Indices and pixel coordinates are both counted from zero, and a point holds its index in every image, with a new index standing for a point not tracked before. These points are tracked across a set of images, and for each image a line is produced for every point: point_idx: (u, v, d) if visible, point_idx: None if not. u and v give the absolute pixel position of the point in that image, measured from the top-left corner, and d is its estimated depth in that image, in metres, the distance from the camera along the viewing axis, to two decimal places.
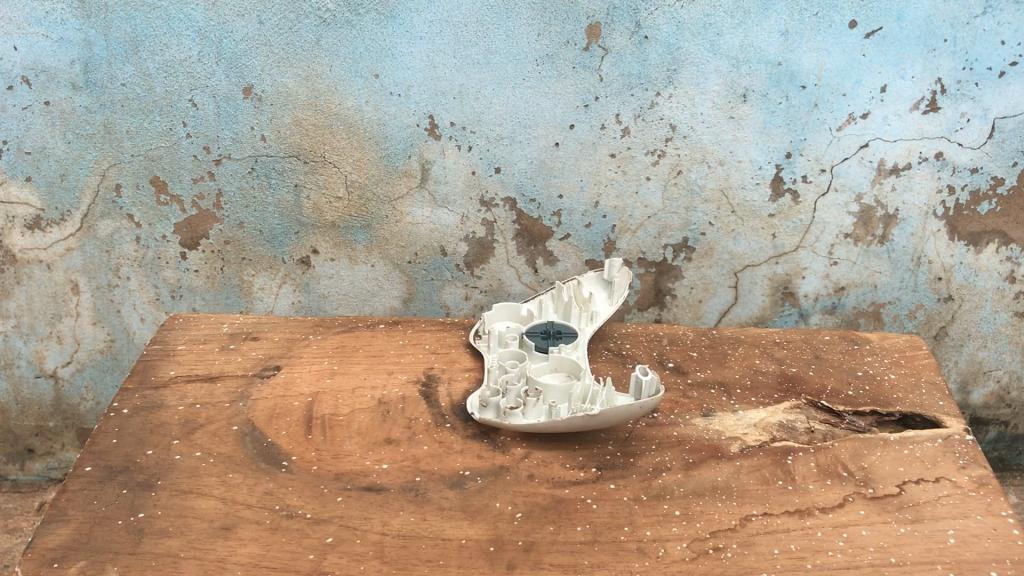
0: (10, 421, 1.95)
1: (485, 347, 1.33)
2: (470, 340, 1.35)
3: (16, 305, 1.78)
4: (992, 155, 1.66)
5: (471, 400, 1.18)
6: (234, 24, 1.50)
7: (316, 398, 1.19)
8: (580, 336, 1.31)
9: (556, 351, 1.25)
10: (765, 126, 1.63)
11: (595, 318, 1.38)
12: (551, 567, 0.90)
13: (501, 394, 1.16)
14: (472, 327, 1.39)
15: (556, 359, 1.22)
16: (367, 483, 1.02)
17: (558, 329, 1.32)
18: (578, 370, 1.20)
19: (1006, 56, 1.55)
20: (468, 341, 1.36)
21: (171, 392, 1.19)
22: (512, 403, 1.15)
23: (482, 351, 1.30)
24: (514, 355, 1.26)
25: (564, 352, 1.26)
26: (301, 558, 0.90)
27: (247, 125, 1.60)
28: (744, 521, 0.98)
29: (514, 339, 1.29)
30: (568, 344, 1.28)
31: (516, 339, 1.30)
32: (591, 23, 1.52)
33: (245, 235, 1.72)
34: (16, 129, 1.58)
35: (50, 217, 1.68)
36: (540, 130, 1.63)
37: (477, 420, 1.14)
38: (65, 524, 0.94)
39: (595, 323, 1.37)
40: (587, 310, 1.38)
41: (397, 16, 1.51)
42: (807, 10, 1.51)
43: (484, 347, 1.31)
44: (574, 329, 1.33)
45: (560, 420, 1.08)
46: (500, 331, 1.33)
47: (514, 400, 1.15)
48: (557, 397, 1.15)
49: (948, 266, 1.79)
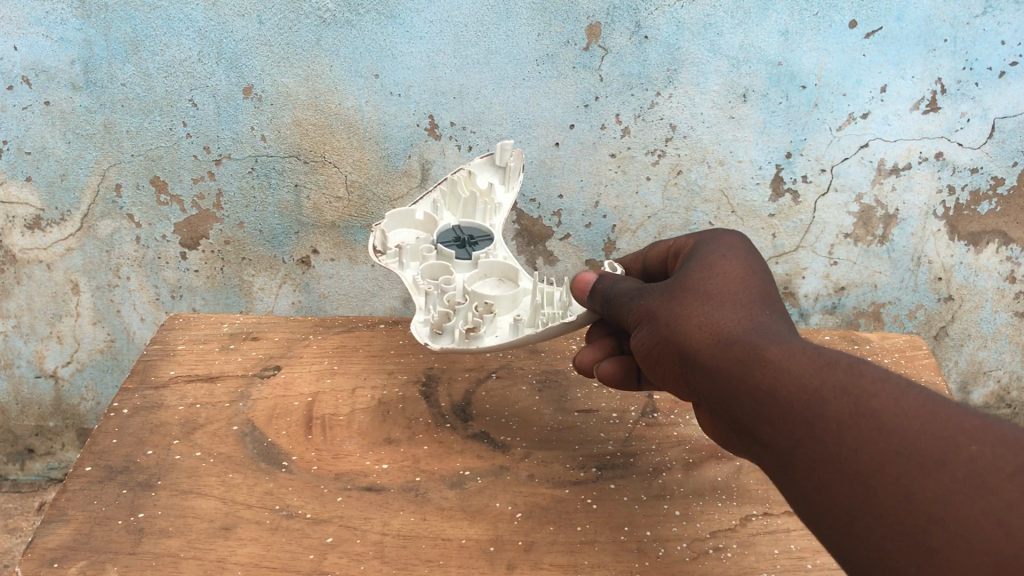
0: (10, 421, 1.95)
1: (397, 265, 1.18)
2: (374, 259, 1.18)
3: (16, 305, 1.77)
4: (992, 155, 1.66)
5: (418, 330, 1.04)
6: (234, 24, 1.49)
7: (315, 397, 1.18)
8: (495, 235, 1.20)
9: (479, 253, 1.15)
10: (765, 126, 1.63)
11: (500, 208, 1.25)
12: (551, 566, 0.91)
13: (450, 315, 1.04)
14: (369, 243, 1.20)
15: (486, 266, 1.14)
16: (367, 483, 1.02)
17: (469, 233, 1.21)
18: (511, 271, 1.13)
19: (1006, 56, 1.56)
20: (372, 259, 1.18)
21: (171, 392, 1.18)
22: (466, 322, 1.05)
23: (398, 273, 1.15)
24: (437, 270, 1.14)
25: (491, 255, 1.17)
26: (301, 558, 0.90)
27: (247, 125, 1.59)
28: (744, 521, 0.99)
29: (431, 253, 1.16)
30: (488, 246, 1.18)
31: (432, 252, 1.16)
32: (591, 23, 1.51)
33: (245, 235, 1.73)
34: (16, 129, 1.56)
35: (50, 217, 1.67)
36: (540, 130, 1.63)
37: (434, 348, 1.02)
38: (65, 524, 0.94)
39: (502, 213, 1.24)
40: (490, 201, 1.25)
41: (397, 16, 1.50)
42: (807, 10, 1.51)
43: (397, 270, 1.16)
44: (487, 228, 1.22)
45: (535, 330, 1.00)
46: (411, 246, 1.18)
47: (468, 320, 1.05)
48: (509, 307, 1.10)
49: (948, 266, 1.79)
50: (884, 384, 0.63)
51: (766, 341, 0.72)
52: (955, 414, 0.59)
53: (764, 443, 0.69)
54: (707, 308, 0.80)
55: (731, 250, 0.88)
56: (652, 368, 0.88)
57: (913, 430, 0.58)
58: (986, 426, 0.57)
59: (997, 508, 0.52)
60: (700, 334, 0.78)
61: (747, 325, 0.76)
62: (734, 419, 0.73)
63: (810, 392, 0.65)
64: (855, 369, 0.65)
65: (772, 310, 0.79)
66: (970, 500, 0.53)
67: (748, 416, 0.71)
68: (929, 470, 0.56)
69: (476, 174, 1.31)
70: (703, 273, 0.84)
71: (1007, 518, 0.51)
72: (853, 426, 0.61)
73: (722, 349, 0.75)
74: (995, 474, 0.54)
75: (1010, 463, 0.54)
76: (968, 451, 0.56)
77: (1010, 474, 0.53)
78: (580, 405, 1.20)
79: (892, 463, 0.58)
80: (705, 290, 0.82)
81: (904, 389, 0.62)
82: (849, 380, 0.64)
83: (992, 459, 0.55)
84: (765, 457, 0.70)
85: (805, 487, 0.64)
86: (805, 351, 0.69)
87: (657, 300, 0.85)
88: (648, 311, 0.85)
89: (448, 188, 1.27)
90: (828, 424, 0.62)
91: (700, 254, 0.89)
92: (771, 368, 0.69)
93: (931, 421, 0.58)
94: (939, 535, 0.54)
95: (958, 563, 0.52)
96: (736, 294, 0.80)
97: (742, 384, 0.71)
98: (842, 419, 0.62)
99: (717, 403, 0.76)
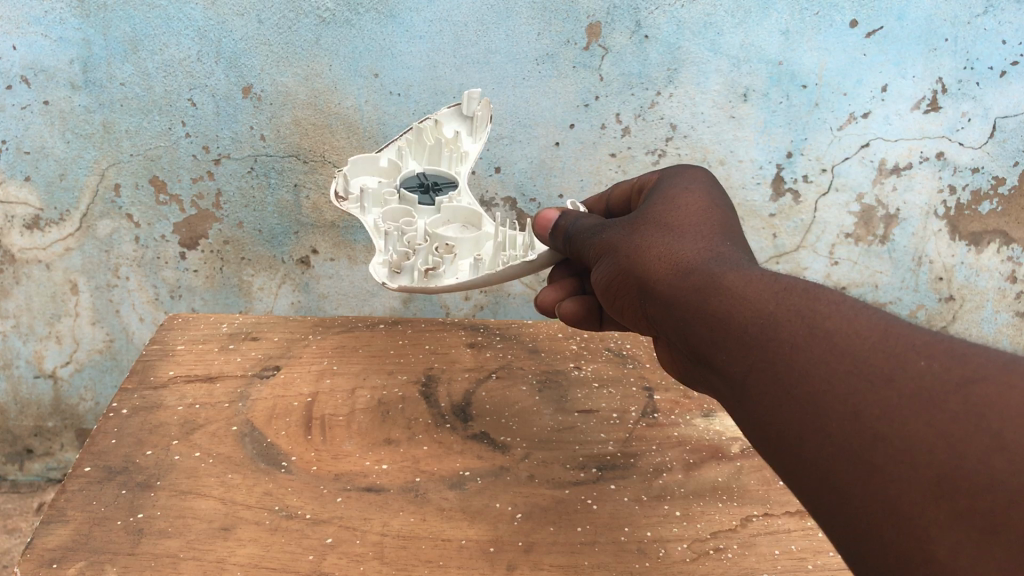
0: (9, 421, 1.95)
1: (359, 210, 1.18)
2: (334, 202, 1.17)
3: (15, 305, 1.77)
4: (993, 155, 1.66)
5: (380, 270, 1.06)
6: (234, 24, 1.48)
7: (315, 397, 1.18)
8: (460, 182, 1.23)
9: (442, 199, 1.17)
10: (766, 126, 1.62)
11: (467, 156, 1.26)
12: (551, 567, 0.90)
13: (412, 255, 1.06)
14: (330, 186, 1.20)
15: (450, 212, 1.16)
16: (367, 483, 1.02)
17: (434, 180, 1.23)
18: (473, 218, 1.16)
19: (1006, 55, 1.56)
20: (332, 202, 1.18)
21: (171, 392, 1.18)
22: (428, 262, 1.07)
23: (358, 216, 1.16)
24: (399, 213, 1.16)
25: (454, 200, 1.19)
26: (301, 559, 0.90)
27: (247, 125, 1.59)
28: (744, 521, 0.98)
29: (393, 197, 1.18)
30: (452, 192, 1.21)
31: (394, 197, 1.18)
32: (591, 22, 1.50)
33: (245, 234, 1.73)
34: (15, 128, 1.56)
35: (49, 216, 1.67)
36: (540, 129, 1.62)
37: (394, 288, 1.05)
38: (64, 524, 0.94)
39: (467, 162, 1.25)
40: (456, 150, 1.26)
41: (397, 16, 1.50)
42: (807, 9, 1.50)
43: (358, 214, 1.16)
44: (452, 177, 1.24)
45: (495, 270, 1.02)
46: (373, 191, 1.19)
47: (428, 260, 1.07)
48: (470, 249, 1.13)
49: (949, 266, 1.79)
50: (838, 306, 0.62)
51: (724, 269, 0.72)
52: (907, 333, 0.58)
53: (719, 371, 0.69)
54: (668, 242, 0.80)
55: (695, 185, 0.90)
56: (617, 302, 0.89)
57: (864, 349, 0.58)
58: (936, 342, 0.56)
59: (940, 420, 0.51)
60: (659, 266, 0.79)
61: (706, 256, 0.76)
62: (691, 349, 0.73)
63: (763, 316, 0.65)
64: (810, 293, 0.65)
65: (733, 242, 0.79)
66: (914, 413, 0.53)
67: (702, 344, 0.71)
68: (875, 386, 0.55)
69: (443, 122, 1.31)
70: (668, 208, 0.86)
71: (949, 430, 0.51)
72: (805, 348, 0.61)
73: (681, 278, 0.75)
74: (940, 386, 0.53)
75: (956, 374, 0.53)
76: (916, 365, 0.55)
77: (956, 385, 0.52)
78: (580, 405, 1.20)
79: (841, 383, 0.57)
80: (667, 224, 0.83)
81: (858, 310, 0.61)
82: (803, 303, 0.64)
83: (940, 371, 0.53)
84: (721, 385, 0.70)
85: (758, 412, 0.63)
86: (761, 277, 0.69)
87: (620, 234, 0.86)
88: (610, 244, 0.86)
89: (413, 137, 1.27)
90: (781, 347, 0.62)
91: (664, 189, 0.91)
92: (725, 294, 0.69)
93: (882, 340, 0.58)
94: (884, 450, 0.53)
95: (899, 477, 0.52)
96: (699, 227, 0.81)
97: (698, 311, 0.71)
98: (794, 340, 0.62)
99: (676, 334, 0.76)
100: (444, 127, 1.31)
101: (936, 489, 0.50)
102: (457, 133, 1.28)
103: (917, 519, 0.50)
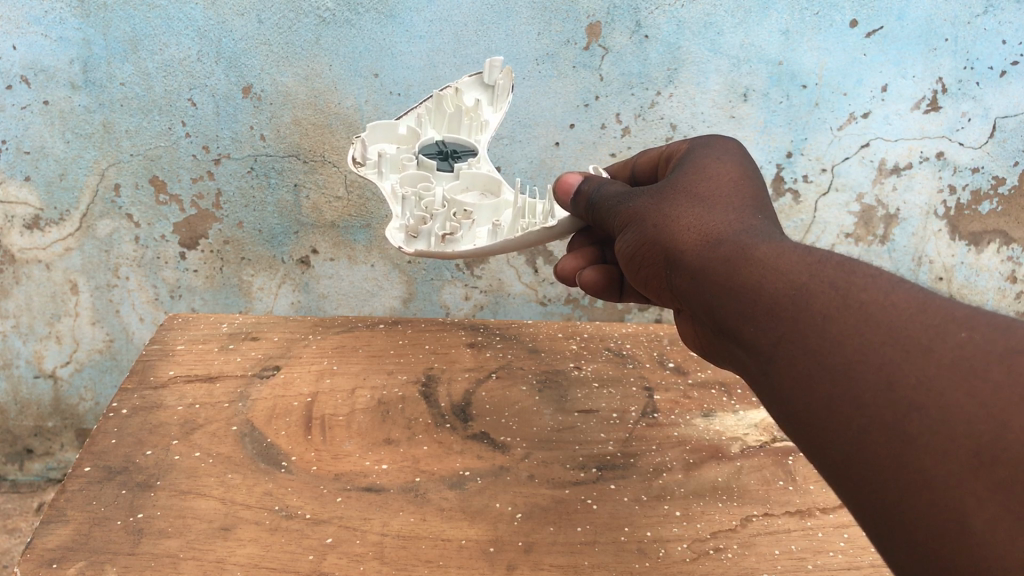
0: (9, 421, 1.95)
1: (377, 176, 1.19)
2: (352, 167, 1.19)
3: (15, 305, 1.77)
4: (993, 154, 1.66)
5: (396, 236, 1.07)
6: (233, 23, 1.48)
7: (315, 398, 1.18)
8: (480, 151, 1.22)
9: (463, 166, 1.17)
10: (765, 126, 1.62)
11: (486, 125, 1.25)
12: (551, 567, 0.90)
13: (429, 220, 1.06)
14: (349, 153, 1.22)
15: (469, 178, 1.15)
16: (367, 483, 1.02)
17: (453, 149, 1.23)
18: (493, 185, 1.15)
19: (1006, 55, 1.56)
20: (351, 167, 1.20)
21: (171, 392, 1.18)
22: (445, 227, 1.07)
23: (376, 182, 1.16)
24: (417, 179, 1.16)
25: (474, 167, 1.18)
26: (301, 558, 0.90)
27: (247, 125, 1.59)
28: (744, 521, 0.98)
29: (412, 163, 1.17)
30: (472, 159, 1.20)
31: (412, 162, 1.18)
32: (591, 22, 1.50)
33: (245, 234, 1.74)
34: (15, 128, 1.56)
35: (49, 216, 1.67)
36: (540, 129, 1.62)
37: (411, 252, 1.05)
38: (64, 524, 0.94)
39: (488, 131, 1.24)
40: (476, 118, 1.25)
41: (397, 16, 1.50)
42: (807, 9, 1.50)
43: (376, 180, 1.17)
44: (472, 146, 1.24)
45: (514, 234, 1.01)
46: (391, 156, 1.19)
47: (446, 225, 1.07)
48: (488, 217, 1.11)
49: (949, 266, 1.80)
50: (875, 280, 0.62)
51: (755, 242, 0.73)
52: (948, 305, 0.58)
53: (745, 343, 0.69)
54: (696, 215, 0.80)
55: (728, 156, 0.89)
56: (638, 274, 0.89)
57: (903, 320, 0.58)
58: (978, 315, 0.56)
59: (982, 390, 0.51)
60: (687, 238, 0.79)
61: (736, 229, 0.76)
62: (715, 322, 0.73)
63: (797, 288, 0.65)
64: (846, 266, 0.65)
65: (763, 217, 0.79)
66: (953, 384, 0.53)
67: (729, 316, 0.71)
68: (912, 357, 0.55)
69: (463, 91, 1.31)
70: (697, 179, 0.85)
71: (989, 401, 0.51)
72: (839, 319, 0.61)
73: (709, 250, 0.75)
74: (982, 358, 0.53)
75: (998, 346, 0.53)
76: (957, 338, 0.55)
77: (999, 356, 0.52)
78: (580, 405, 1.20)
79: (876, 352, 0.57)
80: (696, 197, 0.83)
81: (896, 283, 0.61)
82: (839, 275, 0.64)
83: (982, 343, 0.54)
84: (746, 358, 0.70)
85: (783, 382, 0.64)
86: (795, 251, 0.69)
87: (646, 204, 0.85)
88: (636, 214, 0.86)
89: (433, 106, 1.27)
90: (813, 317, 0.62)
91: (697, 157, 0.90)
92: (757, 265, 0.69)
93: (922, 312, 0.58)
94: (920, 421, 0.53)
95: (934, 448, 0.52)
96: (727, 201, 0.81)
97: (727, 284, 0.71)
98: (827, 310, 0.62)
99: (701, 308, 0.76)
100: (465, 96, 1.31)
101: (974, 461, 0.50)
102: (478, 102, 1.28)
103: (952, 490, 0.51)
